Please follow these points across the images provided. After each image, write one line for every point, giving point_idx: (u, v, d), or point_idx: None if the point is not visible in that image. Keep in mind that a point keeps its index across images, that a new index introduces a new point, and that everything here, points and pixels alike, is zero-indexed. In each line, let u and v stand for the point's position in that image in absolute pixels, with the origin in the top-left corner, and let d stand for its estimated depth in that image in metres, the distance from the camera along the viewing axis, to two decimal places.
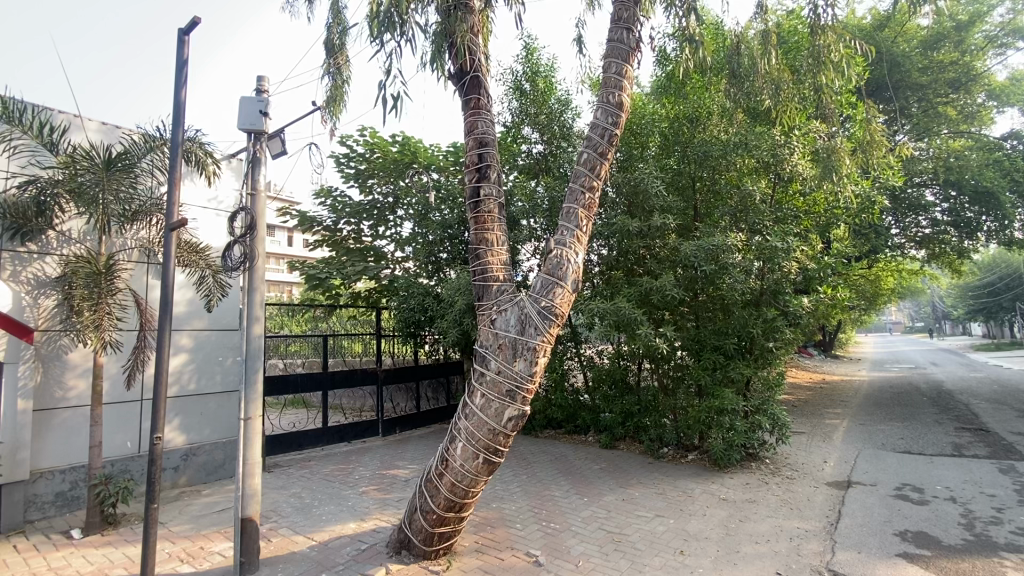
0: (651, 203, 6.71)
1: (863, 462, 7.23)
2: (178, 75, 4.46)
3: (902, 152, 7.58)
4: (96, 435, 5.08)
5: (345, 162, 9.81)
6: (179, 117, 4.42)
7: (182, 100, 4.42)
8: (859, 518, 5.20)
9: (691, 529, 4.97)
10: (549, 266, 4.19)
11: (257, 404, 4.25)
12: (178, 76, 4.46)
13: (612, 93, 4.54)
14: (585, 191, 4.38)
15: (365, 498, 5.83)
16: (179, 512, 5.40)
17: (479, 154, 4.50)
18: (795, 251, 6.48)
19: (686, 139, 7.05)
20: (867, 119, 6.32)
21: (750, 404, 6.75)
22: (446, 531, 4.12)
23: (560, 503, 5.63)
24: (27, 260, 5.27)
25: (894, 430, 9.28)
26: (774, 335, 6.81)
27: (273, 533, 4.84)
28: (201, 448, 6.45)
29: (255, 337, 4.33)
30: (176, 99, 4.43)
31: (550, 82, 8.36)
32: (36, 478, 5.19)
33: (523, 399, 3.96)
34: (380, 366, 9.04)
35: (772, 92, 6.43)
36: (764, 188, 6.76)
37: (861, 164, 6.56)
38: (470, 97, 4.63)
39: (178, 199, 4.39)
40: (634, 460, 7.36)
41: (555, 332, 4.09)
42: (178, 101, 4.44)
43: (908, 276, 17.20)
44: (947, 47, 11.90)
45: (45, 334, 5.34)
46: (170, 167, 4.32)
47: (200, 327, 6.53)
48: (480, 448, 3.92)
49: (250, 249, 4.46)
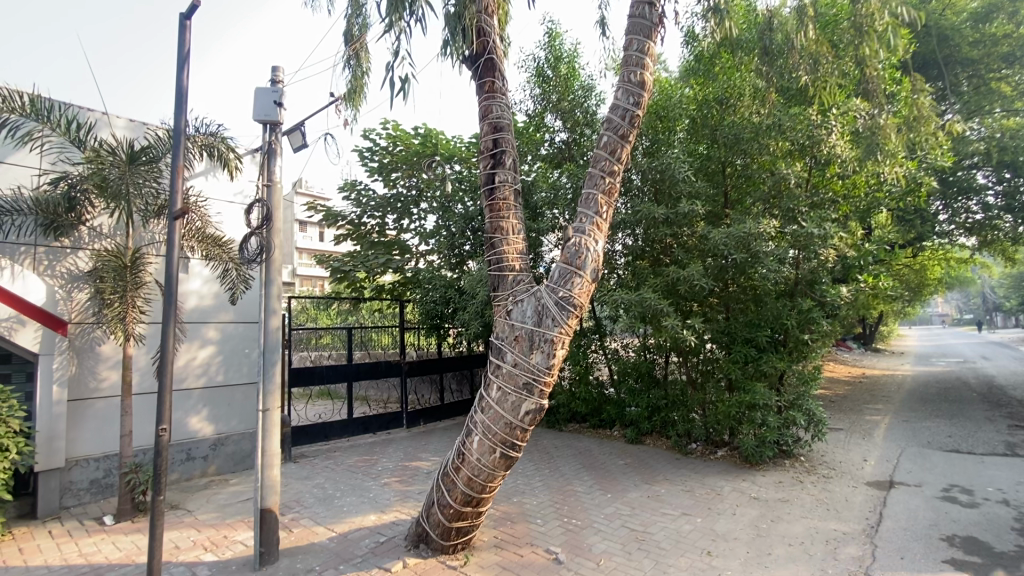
0: (677, 189, 6.46)
1: (907, 461, 6.82)
2: (182, 61, 4.42)
3: (953, 128, 7.02)
4: (126, 425, 5.20)
5: (368, 155, 9.85)
6: (183, 103, 4.35)
7: (184, 85, 4.37)
8: (902, 520, 4.88)
9: (719, 528, 4.76)
10: (567, 254, 4.02)
11: (275, 395, 4.24)
12: (181, 61, 4.42)
13: (633, 72, 4.27)
14: (605, 175, 4.16)
15: (386, 489, 5.83)
16: (206, 501, 5.50)
17: (494, 140, 4.35)
18: (834, 238, 6.08)
19: (716, 122, 6.68)
20: (915, 93, 5.86)
21: (783, 398, 6.46)
22: (464, 526, 4.05)
23: (582, 499, 5.49)
24: (61, 255, 5.45)
25: (941, 428, 8.75)
26: (810, 327, 6.40)
27: (294, 524, 4.87)
28: (228, 438, 6.57)
29: (274, 328, 4.33)
30: (178, 85, 4.38)
31: (574, 68, 8.13)
32: (71, 466, 5.38)
33: (540, 392, 3.83)
34: (403, 358, 8.98)
35: (809, 69, 6.02)
36: (800, 172, 6.36)
37: (908, 142, 6.10)
38: (484, 81, 4.45)
39: (183, 187, 4.35)
40: (660, 456, 7.15)
41: (573, 324, 3.93)
42: (182, 88, 4.38)
43: (956, 264, 16.19)
44: (999, 20, 10.80)
45: (79, 327, 5.50)
46: (171, 156, 4.23)
47: (226, 319, 6.63)
48: (496, 442, 3.82)
49: (266, 240, 4.43)
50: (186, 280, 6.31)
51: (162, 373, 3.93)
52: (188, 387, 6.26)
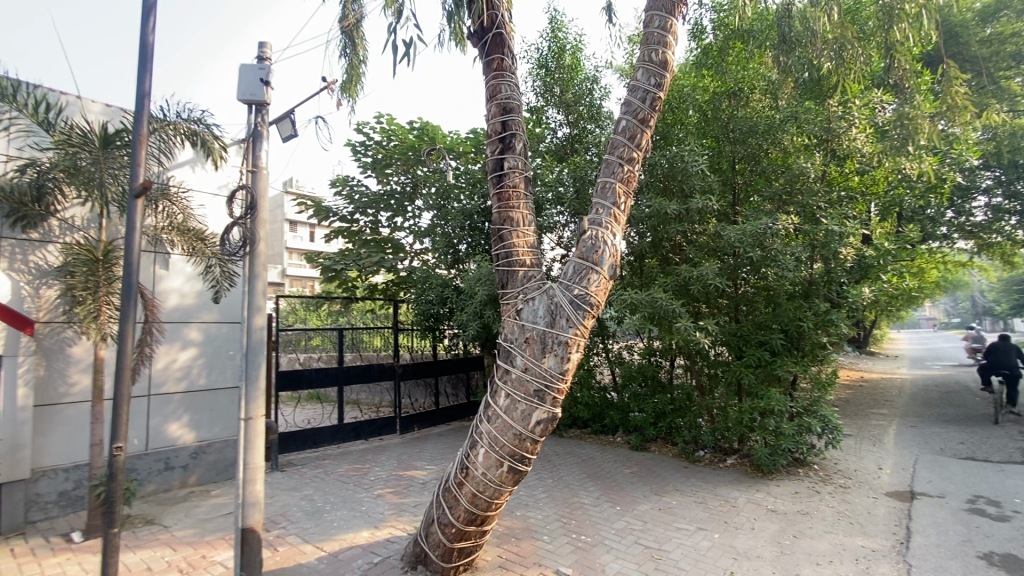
0: (690, 183, 6.16)
1: (924, 470, 6.55)
2: (148, 14, 4.07)
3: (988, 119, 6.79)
4: (97, 433, 4.77)
5: (361, 150, 9.49)
6: (147, 62, 3.99)
7: (148, 43, 4.02)
8: (932, 536, 4.59)
9: (740, 545, 4.44)
10: (582, 248, 3.68)
11: (259, 403, 3.87)
12: (147, 15, 4.06)
13: (654, 51, 3.94)
14: (624, 163, 3.83)
15: (380, 502, 5.44)
16: (184, 514, 5.10)
17: (502, 122, 3.99)
18: (853, 236, 5.86)
19: (728, 115, 6.40)
20: (949, 80, 5.52)
21: (797, 404, 6.17)
22: (466, 546, 3.67)
23: (590, 512, 5.15)
24: (29, 248, 5.02)
25: (952, 434, 8.51)
26: (829, 330, 6.10)
27: (280, 541, 4.47)
28: (211, 446, 6.17)
29: (256, 329, 3.94)
30: (143, 42, 4.02)
31: (578, 59, 7.87)
32: (37, 477, 4.94)
33: (553, 400, 3.48)
34: (397, 362, 8.65)
35: (833, 56, 5.71)
36: (819, 165, 6.11)
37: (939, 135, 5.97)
38: (492, 58, 4.11)
39: (146, 160, 4.02)
40: (668, 464, 6.83)
41: (590, 325, 3.60)
42: (146, 42, 4.03)
43: (953, 268, 16.01)
44: (1006, 18, 10.61)
45: (47, 326, 5.08)
46: (133, 124, 3.90)
47: (209, 319, 6.23)
48: (504, 455, 3.46)
49: (250, 232, 4.04)
50: (166, 278, 5.90)
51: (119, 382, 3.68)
52: (167, 391, 5.84)
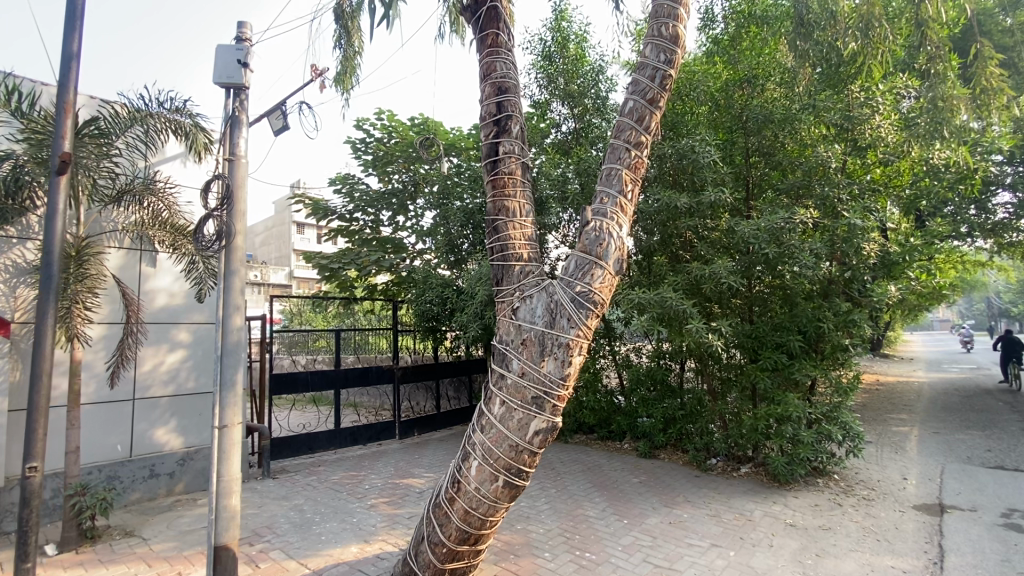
0: (701, 175, 5.83)
1: (952, 481, 6.14)
2: None
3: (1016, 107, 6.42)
4: (72, 440, 4.50)
5: (361, 147, 9.25)
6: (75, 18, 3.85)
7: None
8: (968, 556, 4.22)
9: (758, 565, 4.09)
10: (585, 241, 3.37)
11: (234, 410, 3.61)
12: None
13: (664, 25, 3.64)
14: (631, 148, 3.51)
15: (373, 513, 5.15)
16: (166, 526, 4.82)
17: (498, 103, 3.69)
18: (875, 232, 5.51)
19: (742, 103, 6.05)
20: (983, 58, 5.20)
21: (816, 410, 5.78)
22: (459, 567, 3.36)
23: (595, 527, 4.81)
24: (6, 245, 4.78)
25: (976, 441, 8.09)
26: (851, 331, 5.75)
27: (262, 557, 4.17)
28: (199, 452, 5.91)
29: (232, 331, 3.66)
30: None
31: (582, 50, 7.59)
32: (12, 486, 4.68)
33: (553, 408, 3.17)
34: (396, 364, 8.33)
35: (858, 35, 5.34)
36: (840, 155, 5.79)
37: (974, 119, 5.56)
38: (487, 34, 3.83)
39: (72, 131, 3.89)
40: (677, 472, 6.49)
41: (593, 325, 3.28)
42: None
43: (970, 268, 15.39)
44: None
45: (24, 327, 4.84)
46: (57, 91, 3.78)
47: (199, 320, 5.98)
48: (499, 469, 3.15)
49: (226, 224, 3.78)
50: (153, 276, 5.65)
51: (33, 389, 3.58)
52: (153, 396, 5.59)
